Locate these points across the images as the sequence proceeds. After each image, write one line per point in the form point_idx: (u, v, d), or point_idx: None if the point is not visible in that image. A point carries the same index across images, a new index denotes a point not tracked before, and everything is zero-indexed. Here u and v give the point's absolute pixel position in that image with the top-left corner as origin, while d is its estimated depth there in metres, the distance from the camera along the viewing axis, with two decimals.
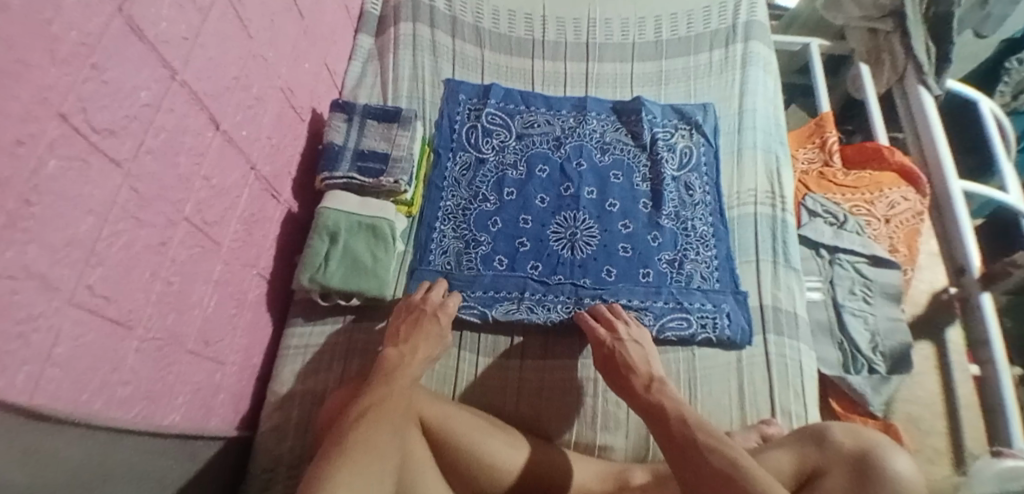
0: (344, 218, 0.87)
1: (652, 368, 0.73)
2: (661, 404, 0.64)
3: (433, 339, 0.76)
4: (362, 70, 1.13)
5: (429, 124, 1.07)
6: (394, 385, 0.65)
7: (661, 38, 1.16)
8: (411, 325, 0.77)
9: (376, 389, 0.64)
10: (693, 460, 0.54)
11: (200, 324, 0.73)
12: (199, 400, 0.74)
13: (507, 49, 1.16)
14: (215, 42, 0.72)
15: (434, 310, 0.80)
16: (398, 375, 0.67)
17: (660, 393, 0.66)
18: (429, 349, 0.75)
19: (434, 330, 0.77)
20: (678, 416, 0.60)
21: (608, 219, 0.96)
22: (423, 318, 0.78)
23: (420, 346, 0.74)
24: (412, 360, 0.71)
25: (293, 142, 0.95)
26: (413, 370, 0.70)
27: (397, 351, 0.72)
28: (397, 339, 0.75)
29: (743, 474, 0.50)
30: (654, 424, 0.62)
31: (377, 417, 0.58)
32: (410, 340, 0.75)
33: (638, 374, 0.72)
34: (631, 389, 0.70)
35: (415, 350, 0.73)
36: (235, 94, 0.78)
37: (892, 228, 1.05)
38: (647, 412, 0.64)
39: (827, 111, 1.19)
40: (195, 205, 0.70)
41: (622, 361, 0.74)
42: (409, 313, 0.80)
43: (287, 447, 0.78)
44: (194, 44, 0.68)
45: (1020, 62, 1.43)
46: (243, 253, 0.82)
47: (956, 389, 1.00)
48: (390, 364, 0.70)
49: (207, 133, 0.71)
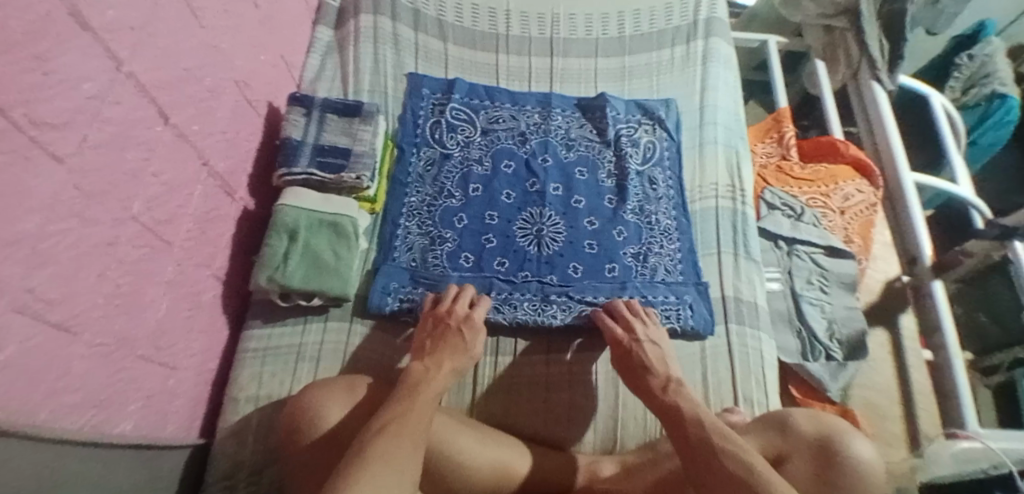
0: (304, 216, 0.85)
1: (669, 369, 0.73)
2: (680, 406, 0.65)
3: (459, 355, 0.72)
4: (321, 62, 1.11)
5: (391, 119, 1.05)
6: (418, 400, 0.62)
7: (624, 34, 1.17)
8: (438, 339, 0.74)
9: (398, 402, 0.62)
10: (707, 465, 0.57)
11: (151, 328, 0.70)
12: (152, 407, 0.71)
13: (471, 43, 1.15)
14: (166, 32, 0.70)
15: (458, 323, 0.76)
16: (423, 389, 0.64)
17: (681, 396, 0.67)
18: (454, 364, 0.71)
19: (458, 344, 0.73)
20: (695, 420, 0.62)
21: (574, 216, 0.96)
22: (448, 333, 0.75)
23: (445, 361, 0.70)
24: (436, 374, 0.67)
25: (249, 137, 0.93)
26: (436, 384, 0.66)
27: (423, 365, 0.69)
28: (422, 353, 0.72)
29: (760, 480, 0.53)
30: (669, 426, 0.64)
31: (397, 432, 0.57)
32: (435, 354, 0.71)
33: (655, 376, 0.72)
34: (647, 390, 0.71)
35: (439, 365, 0.69)
36: (186, 87, 0.75)
37: (848, 219, 1.08)
38: (665, 414, 0.66)
39: (784, 106, 1.22)
40: (143, 202, 0.67)
41: (641, 362, 0.74)
42: (435, 326, 0.77)
43: (247, 454, 0.75)
44: (143, 34, 0.65)
45: (969, 57, 1.52)
46: (197, 253, 0.79)
47: (910, 374, 1.03)
48: (414, 378, 0.66)
49: (156, 127, 0.68)
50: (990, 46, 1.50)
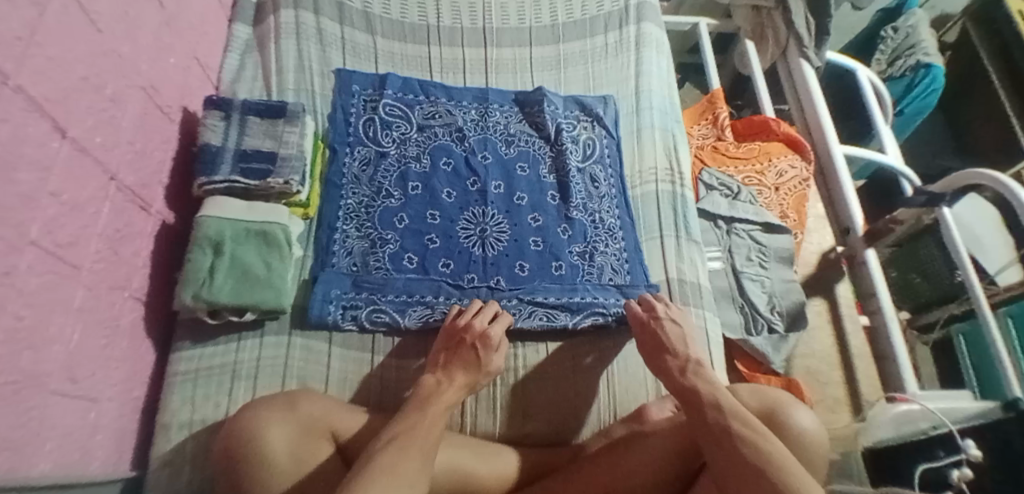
0: (229, 226, 0.80)
1: (689, 349, 0.74)
2: (696, 387, 0.66)
3: (472, 372, 0.73)
4: (240, 63, 1.05)
5: (321, 119, 1.00)
6: (429, 414, 0.64)
7: (557, 22, 1.16)
8: (452, 353, 0.75)
9: (409, 415, 0.64)
10: (723, 447, 0.58)
11: (64, 360, 0.65)
12: (72, 444, 0.66)
13: (400, 36, 1.11)
14: (56, 37, 0.64)
15: (475, 340, 0.75)
16: (434, 402, 0.67)
17: (700, 376, 0.68)
18: (467, 380, 0.72)
19: (473, 360, 0.74)
20: (713, 402, 0.63)
21: (517, 213, 0.95)
22: (462, 349, 0.75)
23: (458, 376, 0.72)
24: (449, 387, 0.70)
25: (161, 146, 0.87)
26: (446, 399, 0.68)
27: (435, 378, 0.71)
28: (436, 366, 0.74)
29: (771, 464, 0.54)
30: (686, 406, 0.65)
31: (408, 445, 0.58)
32: (448, 368, 0.73)
33: (677, 357, 0.73)
34: (667, 371, 0.72)
35: (451, 380, 0.71)
36: (84, 97, 0.69)
37: (782, 195, 1.11)
38: (682, 395, 0.67)
39: (717, 87, 1.24)
40: (44, 225, 0.61)
41: (665, 342, 0.76)
42: (452, 340, 0.77)
43: (184, 483, 0.71)
44: (30, 42, 0.59)
45: (893, 30, 1.62)
46: (111, 276, 0.74)
47: (848, 340, 1.08)
48: (426, 392, 0.69)
49: (51, 143, 0.63)
50: (914, 17, 1.59)
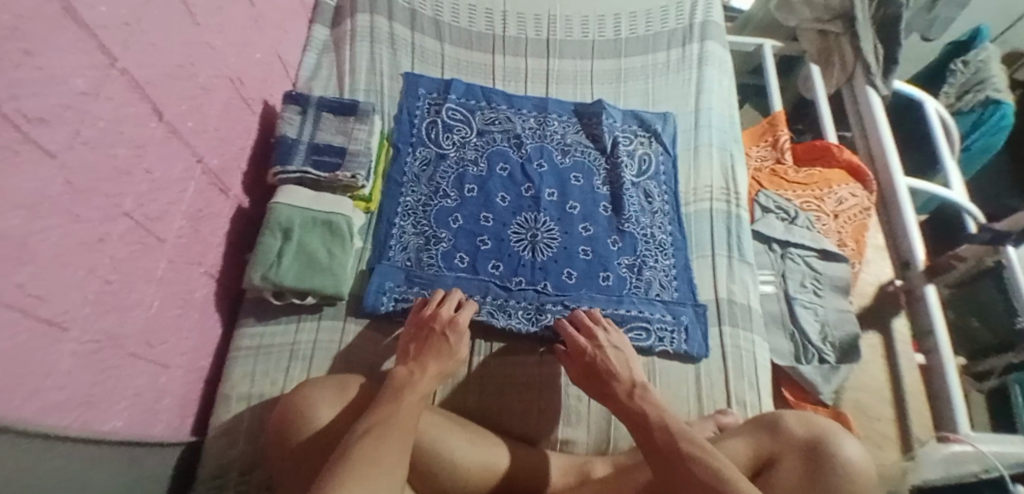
0: (298, 214, 0.85)
1: (633, 373, 0.72)
2: (644, 411, 0.64)
3: (443, 359, 0.72)
4: (317, 62, 1.11)
5: (387, 118, 1.05)
6: (403, 402, 0.62)
7: (621, 37, 1.17)
8: (422, 344, 0.74)
9: (385, 404, 0.61)
10: (677, 470, 0.57)
11: (141, 325, 0.70)
12: (142, 404, 0.71)
13: (467, 44, 1.15)
14: (158, 28, 0.69)
15: (443, 328, 0.75)
16: (408, 391, 0.64)
17: (644, 400, 0.66)
18: (438, 368, 0.70)
19: (444, 348, 0.73)
20: (661, 425, 0.61)
21: (568, 222, 0.96)
22: (432, 339, 0.74)
23: (430, 365, 0.69)
24: (421, 378, 0.67)
25: (242, 135, 0.92)
26: (420, 387, 0.65)
27: (406, 368, 0.68)
28: (407, 357, 0.72)
29: (726, 484, 0.53)
30: (636, 431, 0.63)
31: (384, 436, 0.56)
32: (419, 358, 0.71)
33: (620, 382, 0.70)
34: (612, 396, 0.70)
35: (424, 368, 0.69)
36: (179, 84, 0.75)
37: (841, 223, 1.08)
38: (631, 421, 0.65)
39: (779, 110, 1.23)
40: (135, 199, 0.67)
41: (605, 367, 0.73)
42: (420, 330, 0.76)
43: (238, 453, 0.75)
44: (136, 30, 0.65)
45: (964, 64, 1.54)
46: (189, 251, 0.79)
47: (902, 376, 1.03)
48: (399, 381, 0.66)
49: (148, 124, 0.68)
50: (985, 52, 1.50)
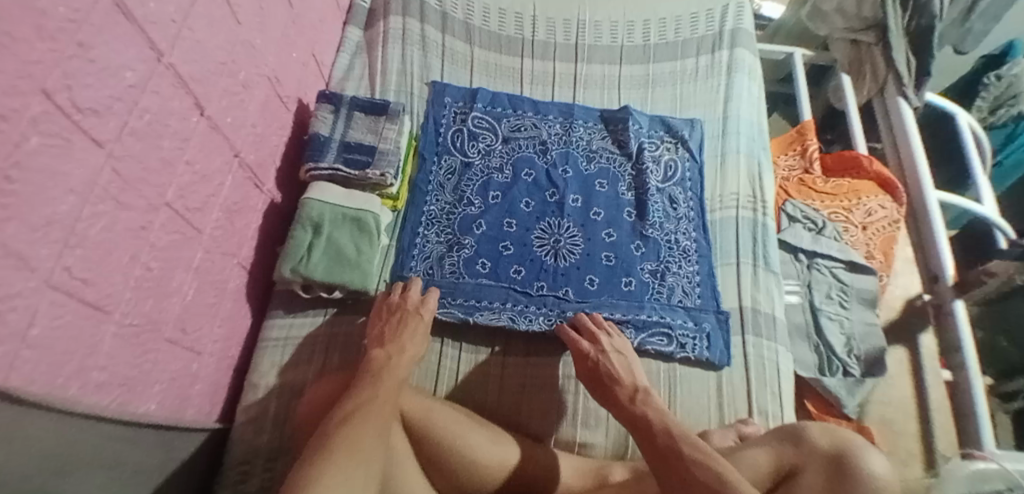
0: (328, 210, 0.86)
1: (636, 378, 0.73)
2: (641, 415, 0.65)
3: (415, 339, 0.76)
4: (350, 62, 1.13)
5: (416, 119, 1.07)
6: (381, 387, 0.63)
7: (650, 43, 1.17)
8: (394, 325, 0.77)
9: (363, 390, 0.63)
10: (677, 472, 0.55)
11: (178, 312, 0.72)
12: (175, 389, 0.73)
13: (497, 47, 1.16)
14: (204, 25, 0.72)
15: (415, 308, 0.80)
16: (386, 376, 0.66)
17: (639, 402, 0.67)
18: (413, 349, 0.74)
19: (418, 327, 0.77)
20: (663, 427, 0.61)
21: (592, 227, 0.97)
22: (405, 319, 0.78)
23: (405, 346, 0.73)
24: (398, 359, 0.70)
25: (278, 132, 0.95)
26: (397, 371, 0.68)
27: (383, 352, 0.71)
28: (382, 339, 0.74)
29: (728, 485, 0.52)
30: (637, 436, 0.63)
31: (362, 418, 0.57)
32: (395, 341, 0.74)
33: (621, 386, 0.71)
34: (616, 401, 0.70)
35: (401, 350, 0.72)
36: (221, 80, 0.77)
37: (869, 235, 1.07)
38: (634, 424, 0.64)
39: (808, 119, 1.21)
40: (177, 190, 0.69)
41: (610, 374, 0.74)
42: (391, 314, 0.79)
43: (265, 441, 0.77)
44: (183, 27, 0.67)
45: (997, 77, 1.48)
46: (224, 242, 0.81)
47: (928, 392, 1.01)
48: (377, 365, 0.68)
49: (191, 118, 0.70)
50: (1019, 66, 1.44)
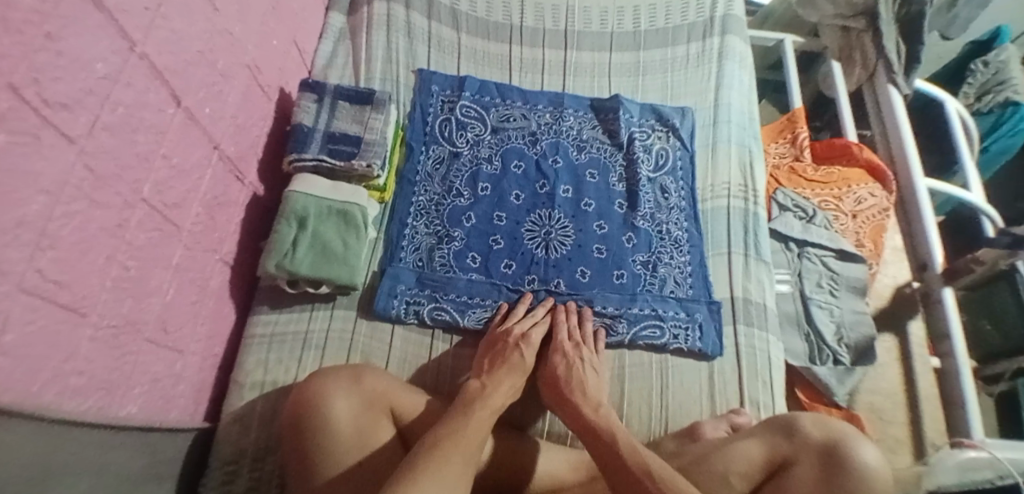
0: (313, 203, 0.84)
1: (597, 389, 0.74)
2: (595, 422, 0.67)
3: (516, 373, 0.74)
4: (332, 49, 1.10)
5: (402, 108, 1.04)
6: (474, 415, 0.64)
7: (639, 29, 1.16)
8: (495, 357, 0.77)
9: (454, 416, 0.63)
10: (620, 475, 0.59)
11: (159, 312, 0.70)
12: (158, 391, 0.71)
13: (485, 34, 1.14)
14: (180, 14, 0.69)
15: (516, 342, 0.78)
16: (478, 405, 0.66)
17: (598, 410, 0.70)
18: (511, 382, 0.73)
19: (518, 362, 0.76)
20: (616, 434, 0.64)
21: (583, 219, 0.96)
22: (507, 352, 0.77)
23: (503, 378, 0.72)
24: (494, 391, 0.69)
25: (259, 122, 0.92)
26: (493, 400, 0.68)
27: (479, 382, 0.71)
28: (481, 371, 0.75)
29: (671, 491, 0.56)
30: (586, 436, 0.66)
31: (449, 443, 0.58)
32: (493, 372, 0.74)
33: (582, 388, 0.74)
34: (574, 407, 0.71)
35: (497, 382, 0.71)
36: (198, 71, 0.74)
37: (859, 223, 1.07)
38: (587, 430, 0.67)
39: (799, 107, 1.21)
40: (154, 185, 0.66)
41: (577, 377, 0.75)
42: (493, 347, 0.79)
43: (253, 440, 0.75)
44: (158, 15, 0.64)
45: (984, 63, 1.51)
46: (205, 238, 0.79)
47: (916, 379, 1.02)
48: (471, 395, 0.68)
49: (167, 110, 0.68)
50: (1006, 52, 1.47)
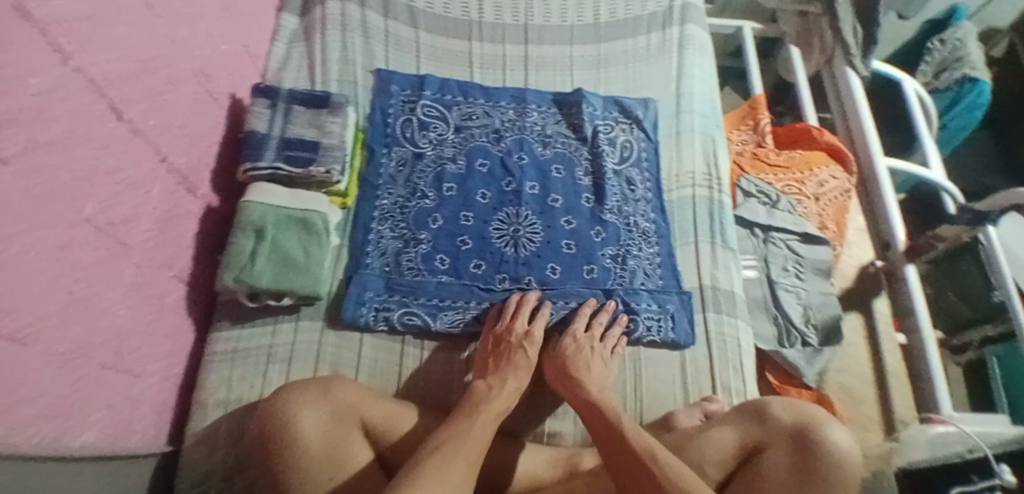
0: (270, 212, 0.82)
1: (597, 377, 0.76)
2: (599, 403, 0.70)
3: (520, 372, 0.76)
4: (286, 52, 1.07)
5: (361, 110, 1.02)
6: (478, 419, 0.65)
7: (600, 21, 1.15)
8: (499, 356, 0.78)
9: (458, 421, 0.64)
10: (618, 452, 0.62)
11: (112, 334, 0.67)
12: (116, 415, 0.69)
13: (443, 31, 1.12)
14: (117, 22, 0.65)
15: (519, 341, 0.79)
16: (482, 409, 0.67)
17: (603, 395, 0.72)
18: (515, 383, 0.74)
19: (522, 362, 0.77)
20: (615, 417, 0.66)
21: (551, 215, 0.95)
22: (511, 352, 0.77)
23: (508, 379, 0.74)
24: (498, 394, 0.71)
25: (210, 131, 0.89)
26: (498, 404, 0.69)
27: (484, 384, 0.73)
28: (485, 372, 0.76)
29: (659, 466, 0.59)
30: (588, 417, 0.69)
31: (451, 450, 0.58)
32: (497, 373, 0.75)
33: (589, 375, 0.76)
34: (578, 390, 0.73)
35: (503, 384, 0.73)
36: (141, 81, 0.71)
37: (822, 205, 1.09)
38: (587, 410, 0.70)
39: (760, 93, 1.22)
40: (98, 203, 0.63)
41: (583, 363, 0.77)
42: (495, 347, 0.80)
43: (219, 460, 0.73)
44: (93, 24, 0.61)
45: (941, 41, 1.54)
46: (158, 255, 0.76)
47: (882, 355, 1.05)
48: (475, 398, 0.70)
49: (108, 124, 0.64)
50: (963, 30, 1.51)
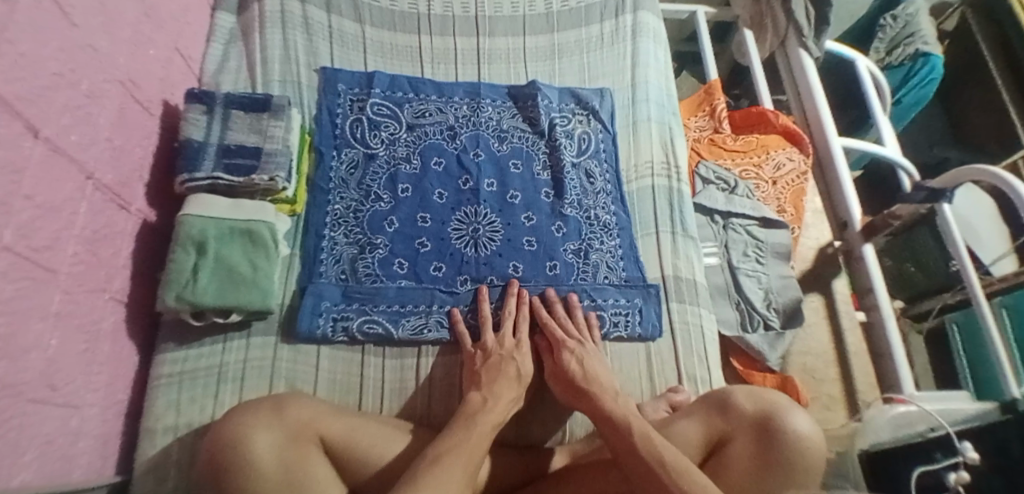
0: (212, 225, 0.77)
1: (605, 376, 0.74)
2: (613, 414, 0.67)
3: (512, 387, 0.73)
4: (223, 53, 1.02)
5: (307, 111, 0.98)
6: (474, 433, 0.63)
7: (552, 10, 1.13)
8: (490, 368, 0.75)
9: (454, 434, 0.62)
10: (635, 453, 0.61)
11: (42, 368, 0.62)
12: (53, 454, 0.64)
13: (390, 25, 1.08)
14: (29, 35, 0.59)
15: (511, 353, 0.77)
16: (477, 422, 0.65)
17: (619, 404, 0.69)
18: (509, 396, 0.71)
19: (512, 371, 0.75)
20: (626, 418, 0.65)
21: (510, 212, 0.93)
22: (503, 364, 0.75)
23: (501, 391, 0.71)
24: (493, 407, 0.68)
25: (141, 141, 0.83)
26: (492, 416, 0.67)
27: (480, 396, 0.70)
28: (477, 382, 0.73)
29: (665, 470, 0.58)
30: (601, 422, 0.67)
31: (446, 460, 0.57)
32: (491, 384, 0.72)
33: (598, 377, 0.74)
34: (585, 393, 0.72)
35: (496, 396, 0.70)
36: (59, 95, 0.65)
37: (780, 189, 1.10)
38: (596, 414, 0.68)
39: (715, 78, 1.21)
40: (16, 230, 0.57)
41: (590, 367, 0.75)
42: (487, 359, 0.76)
43: (169, 489, 0.69)
44: None
45: (892, 18, 1.56)
46: (90, 279, 0.71)
47: (843, 335, 1.07)
48: (470, 410, 0.67)
49: (24, 144, 0.58)
50: (913, 6, 1.54)
